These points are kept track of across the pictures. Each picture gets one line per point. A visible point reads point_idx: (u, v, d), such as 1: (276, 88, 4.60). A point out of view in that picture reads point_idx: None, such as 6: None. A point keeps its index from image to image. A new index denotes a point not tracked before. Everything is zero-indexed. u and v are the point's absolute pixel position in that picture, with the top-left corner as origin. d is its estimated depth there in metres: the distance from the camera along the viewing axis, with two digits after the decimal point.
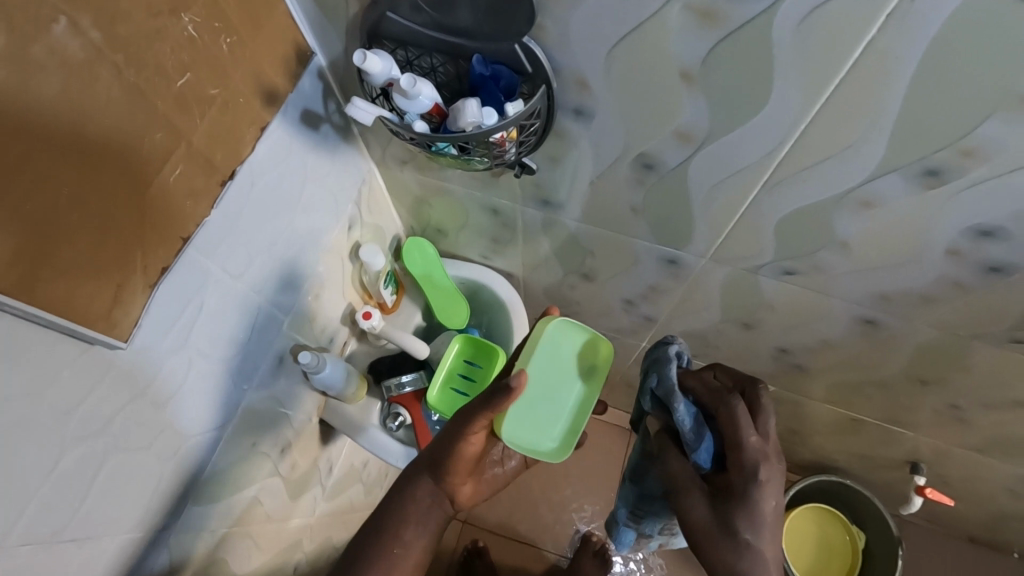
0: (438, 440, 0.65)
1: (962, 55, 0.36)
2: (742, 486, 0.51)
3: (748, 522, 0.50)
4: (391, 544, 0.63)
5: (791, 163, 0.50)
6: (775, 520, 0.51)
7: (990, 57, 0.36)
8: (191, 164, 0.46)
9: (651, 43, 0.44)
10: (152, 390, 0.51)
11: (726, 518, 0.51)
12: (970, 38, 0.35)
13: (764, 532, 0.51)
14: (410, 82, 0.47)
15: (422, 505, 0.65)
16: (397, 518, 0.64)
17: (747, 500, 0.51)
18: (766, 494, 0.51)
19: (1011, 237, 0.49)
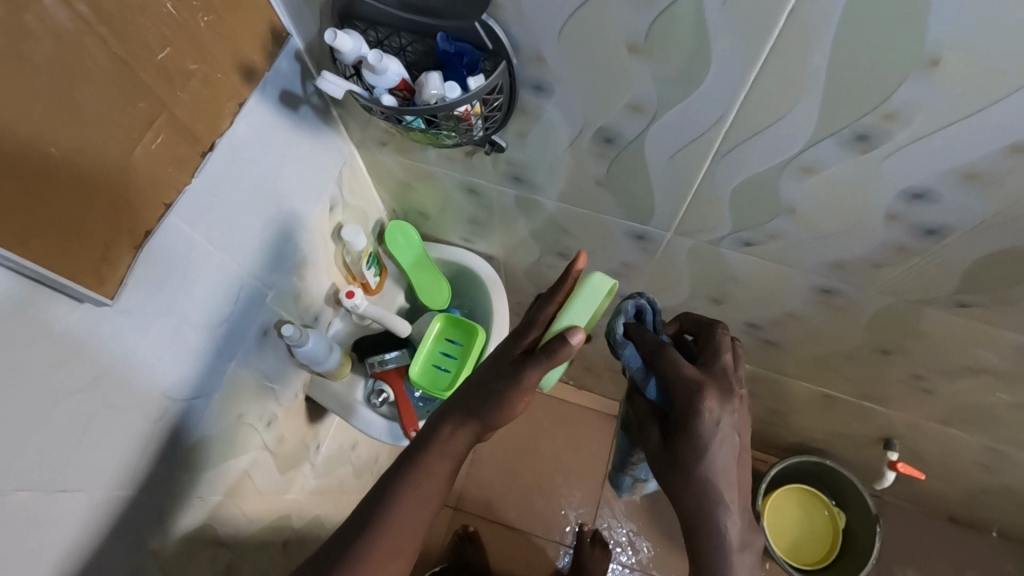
0: (486, 393, 0.58)
1: (875, 23, 0.40)
2: (691, 423, 0.53)
3: (700, 452, 0.53)
4: (414, 482, 0.59)
5: (736, 132, 0.54)
6: (728, 444, 0.54)
7: (899, 25, 0.39)
8: (173, 134, 0.49)
9: (599, 17, 0.47)
10: (139, 351, 0.55)
11: (682, 450, 0.54)
12: (880, 7, 0.38)
13: (715, 458, 0.53)
14: (377, 58, 0.51)
15: (452, 453, 0.60)
16: (422, 463, 0.59)
17: (696, 437, 0.54)
18: (713, 422, 0.53)
19: (941, 199, 0.53)
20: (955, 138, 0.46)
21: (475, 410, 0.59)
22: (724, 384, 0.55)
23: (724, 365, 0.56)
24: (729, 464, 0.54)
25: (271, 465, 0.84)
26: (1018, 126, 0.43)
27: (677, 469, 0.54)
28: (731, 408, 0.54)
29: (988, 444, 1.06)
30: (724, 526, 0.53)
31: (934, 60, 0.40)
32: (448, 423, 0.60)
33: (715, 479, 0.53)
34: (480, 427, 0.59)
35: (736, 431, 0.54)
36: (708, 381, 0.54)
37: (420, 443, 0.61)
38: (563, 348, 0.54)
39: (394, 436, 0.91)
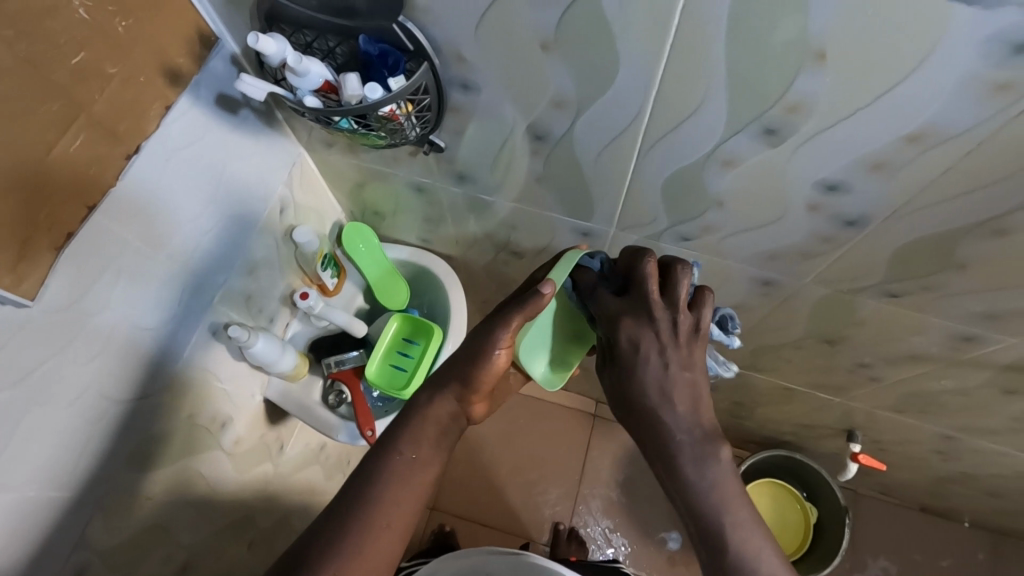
0: (464, 355, 0.65)
1: (751, 19, 0.41)
2: (620, 348, 0.59)
3: (624, 377, 0.58)
4: (401, 448, 0.61)
5: (656, 127, 0.55)
6: (656, 368, 0.57)
7: (772, 21, 0.41)
8: (94, 134, 0.52)
9: (508, 15, 0.48)
10: (73, 350, 0.55)
11: (613, 374, 0.59)
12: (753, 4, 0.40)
13: (639, 375, 0.57)
14: (296, 60, 0.52)
15: (435, 419, 0.64)
16: (407, 431, 0.62)
17: (627, 361, 0.58)
18: (632, 347, 0.58)
19: (854, 189, 0.54)
20: (853, 129, 0.47)
21: (458, 373, 0.65)
22: (648, 310, 0.58)
23: (646, 292, 0.59)
24: (658, 380, 0.57)
25: (230, 468, 0.84)
26: (909, 117, 0.44)
27: (619, 391, 0.59)
28: (651, 332, 0.57)
29: (943, 432, 1.07)
30: (671, 437, 0.56)
31: (817, 52, 0.42)
32: (429, 391, 0.66)
33: (653, 398, 0.57)
34: (461, 390, 0.65)
35: (661, 352, 0.57)
36: (627, 310, 0.59)
37: (406, 412, 0.65)
38: (534, 299, 0.63)
39: (352, 436, 0.92)
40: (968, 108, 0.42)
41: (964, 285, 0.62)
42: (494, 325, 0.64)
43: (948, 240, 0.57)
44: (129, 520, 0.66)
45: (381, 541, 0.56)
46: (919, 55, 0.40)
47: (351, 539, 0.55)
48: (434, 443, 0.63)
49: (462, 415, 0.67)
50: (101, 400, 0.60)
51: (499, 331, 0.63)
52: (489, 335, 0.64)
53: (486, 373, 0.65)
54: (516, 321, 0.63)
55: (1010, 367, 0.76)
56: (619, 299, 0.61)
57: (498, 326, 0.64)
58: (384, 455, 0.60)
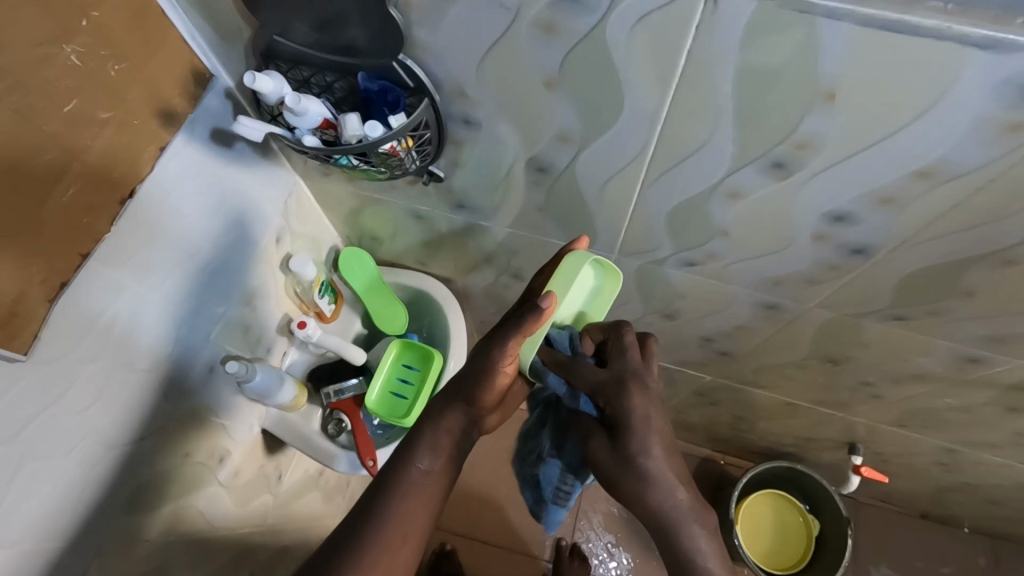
0: (467, 374, 0.62)
1: (758, 64, 0.41)
2: (629, 416, 0.56)
3: (638, 450, 0.55)
4: (418, 461, 0.59)
5: (661, 161, 0.54)
6: (663, 433, 0.56)
7: (774, 67, 0.41)
8: (87, 183, 0.50)
9: (511, 54, 0.48)
10: (67, 400, 0.54)
11: (625, 452, 0.55)
12: (757, 48, 0.40)
13: (652, 442, 0.55)
14: (295, 100, 0.51)
15: (447, 432, 0.61)
16: (421, 444, 0.60)
17: (638, 432, 0.55)
18: (641, 412, 0.56)
19: (861, 221, 0.54)
20: (863, 165, 0.47)
21: (462, 392, 0.62)
22: (642, 378, 0.58)
23: (636, 358, 0.59)
24: (664, 448, 0.56)
25: (229, 503, 0.82)
26: (919, 154, 0.44)
27: (626, 462, 0.55)
28: (653, 398, 0.57)
29: (945, 446, 1.07)
30: (677, 509, 0.54)
31: (828, 93, 0.41)
32: (440, 402, 0.63)
33: (662, 469, 0.54)
34: (469, 408, 0.62)
35: (664, 418, 0.57)
36: (626, 379, 0.57)
37: (415, 429, 0.62)
38: (534, 312, 0.58)
39: (352, 466, 0.91)
40: (980, 147, 0.42)
41: (970, 310, 0.62)
42: (494, 345, 0.59)
43: (955, 268, 0.56)
44: (126, 567, 0.64)
45: (396, 558, 0.55)
46: (931, 99, 0.39)
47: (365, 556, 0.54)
48: (449, 456, 0.61)
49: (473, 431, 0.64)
50: (97, 448, 0.58)
51: (499, 353, 0.59)
52: (490, 355, 0.60)
53: (491, 389, 0.61)
54: (515, 341, 0.59)
55: (1014, 386, 0.76)
56: (602, 369, 0.59)
57: (500, 344, 0.59)
58: (398, 468, 0.59)
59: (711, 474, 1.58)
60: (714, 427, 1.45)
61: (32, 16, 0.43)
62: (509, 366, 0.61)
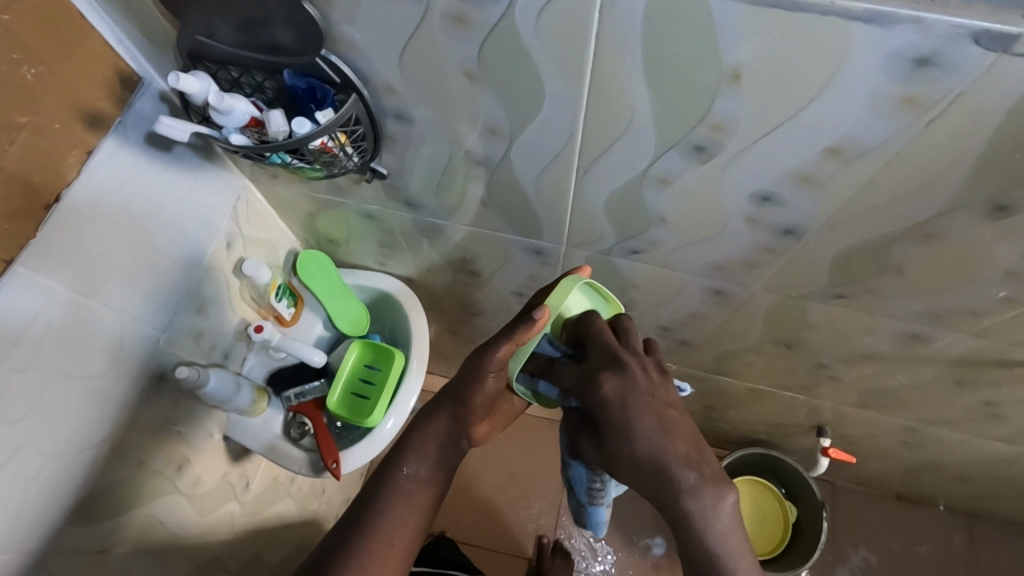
0: (458, 380, 0.66)
1: (660, 49, 0.42)
2: (607, 404, 0.55)
3: (623, 441, 0.54)
4: (408, 465, 0.65)
5: (590, 149, 0.55)
6: (650, 413, 0.54)
7: (674, 49, 0.42)
8: (6, 189, 0.50)
9: (428, 47, 0.48)
10: (0, 411, 0.54)
11: (609, 439, 0.55)
12: (657, 32, 0.41)
13: (634, 425, 0.54)
14: (219, 98, 0.51)
15: (434, 437, 0.66)
16: (408, 448, 0.66)
17: (621, 419, 0.54)
18: (614, 399, 0.55)
19: (787, 202, 0.55)
20: (779, 145, 0.48)
21: (451, 395, 0.67)
22: (617, 360, 0.57)
23: (609, 343, 0.58)
24: (655, 427, 0.54)
25: (191, 512, 0.82)
26: (826, 132, 0.45)
27: (613, 452, 0.55)
28: (631, 380, 0.55)
29: (906, 425, 1.09)
30: (680, 486, 0.52)
31: (731, 74, 0.42)
32: (429, 406, 0.68)
33: (658, 450, 0.52)
34: (456, 409, 0.66)
35: (650, 395, 0.55)
36: (602, 367, 0.57)
37: (407, 435, 0.67)
38: (525, 323, 0.60)
39: (316, 468, 0.90)
40: (882, 121, 0.43)
41: (903, 285, 0.63)
42: (484, 348, 0.63)
43: (883, 245, 0.57)
44: None
45: (387, 560, 0.60)
46: (827, 75, 0.40)
47: (355, 554, 0.59)
48: (436, 463, 0.66)
49: (461, 439, 0.68)
50: (37, 457, 0.58)
51: (488, 358, 0.62)
52: (478, 361, 0.63)
53: (479, 396, 0.65)
54: (505, 348, 0.61)
55: (958, 360, 0.77)
56: (578, 365, 0.59)
57: (485, 351, 0.63)
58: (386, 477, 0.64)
59: None
60: None
61: None
62: (497, 373, 0.63)
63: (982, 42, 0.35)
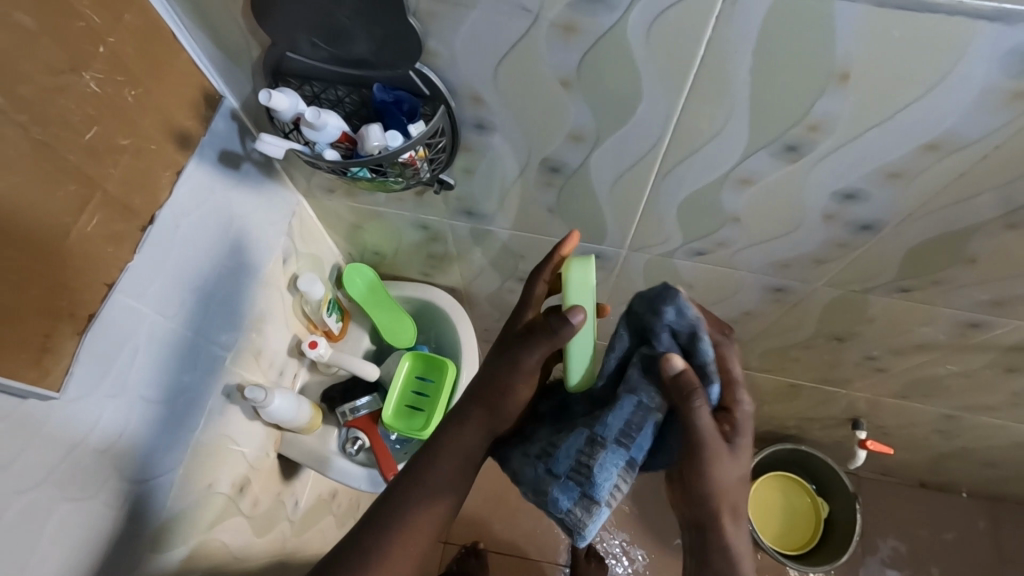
0: (481, 380, 0.58)
1: (773, 52, 0.43)
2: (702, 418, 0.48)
3: (725, 445, 0.50)
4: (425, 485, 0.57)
5: (675, 151, 0.55)
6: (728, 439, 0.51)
7: (789, 51, 0.42)
8: (107, 213, 0.50)
9: (529, 56, 0.48)
10: (96, 438, 0.53)
11: (719, 438, 0.50)
12: (775, 35, 0.42)
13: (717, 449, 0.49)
14: (315, 115, 0.51)
15: (457, 453, 0.58)
16: (429, 464, 0.58)
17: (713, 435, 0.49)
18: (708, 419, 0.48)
19: (870, 197, 0.56)
20: (875, 142, 0.49)
21: (481, 400, 0.58)
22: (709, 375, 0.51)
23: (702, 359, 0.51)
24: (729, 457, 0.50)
25: (251, 533, 0.80)
26: (928, 128, 0.46)
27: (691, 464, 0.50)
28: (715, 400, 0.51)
29: (944, 413, 1.10)
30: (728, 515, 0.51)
31: (841, 74, 0.43)
32: (454, 416, 0.60)
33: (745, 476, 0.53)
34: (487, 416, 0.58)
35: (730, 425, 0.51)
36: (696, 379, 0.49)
37: (429, 448, 0.59)
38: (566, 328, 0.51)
39: (374, 484, 0.88)
40: (986, 116, 0.44)
41: (972, 276, 0.65)
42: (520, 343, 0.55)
43: (960, 236, 0.59)
44: None
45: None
46: (942, 73, 0.41)
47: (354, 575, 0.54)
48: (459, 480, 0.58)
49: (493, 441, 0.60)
50: (125, 485, 0.57)
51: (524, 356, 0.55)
52: (515, 361, 0.56)
53: (514, 400, 0.57)
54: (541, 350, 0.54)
55: (1012, 347, 0.79)
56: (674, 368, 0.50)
57: (524, 354, 0.55)
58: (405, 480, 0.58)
59: None
60: None
61: (51, 45, 0.42)
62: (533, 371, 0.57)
63: None
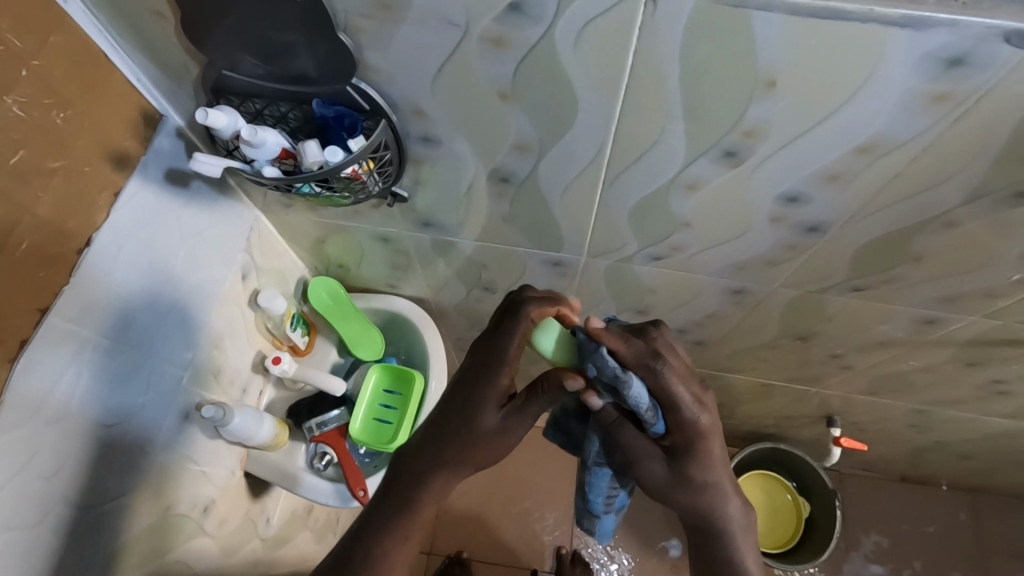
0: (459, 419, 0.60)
1: (697, 60, 0.43)
2: (691, 434, 0.54)
3: (708, 443, 0.55)
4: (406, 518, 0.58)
5: (618, 159, 0.56)
6: (716, 437, 0.55)
7: (711, 59, 0.43)
8: (38, 236, 0.50)
9: (462, 69, 0.49)
10: (37, 463, 0.52)
11: (657, 451, 0.55)
12: (698, 45, 0.42)
13: (704, 452, 0.54)
14: (250, 132, 0.52)
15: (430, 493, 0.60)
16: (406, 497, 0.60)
17: (698, 450, 0.54)
18: (687, 430, 0.54)
19: (813, 200, 0.56)
20: (810, 145, 0.49)
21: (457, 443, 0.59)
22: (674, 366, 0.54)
23: (667, 354, 0.54)
24: (718, 451, 0.56)
25: (218, 554, 0.79)
26: (859, 131, 0.47)
27: (661, 480, 0.55)
28: (699, 406, 0.54)
29: (915, 408, 1.11)
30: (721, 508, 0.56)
31: (766, 81, 0.44)
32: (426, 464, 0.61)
33: (715, 481, 0.55)
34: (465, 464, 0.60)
35: (708, 429, 0.55)
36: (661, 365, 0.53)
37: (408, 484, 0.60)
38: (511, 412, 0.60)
39: (342, 499, 0.87)
40: (912, 118, 0.45)
41: (923, 274, 0.65)
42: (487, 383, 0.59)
43: (905, 233, 0.59)
44: None
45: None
46: (863, 77, 0.42)
47: None
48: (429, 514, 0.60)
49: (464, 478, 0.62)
50: (71, 511, 0.56)
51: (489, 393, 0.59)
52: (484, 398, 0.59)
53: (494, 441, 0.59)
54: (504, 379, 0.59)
55: (971, 341, 0.80)
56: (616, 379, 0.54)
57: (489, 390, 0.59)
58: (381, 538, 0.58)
59: None
60: None
61: None
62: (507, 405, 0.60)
63: (1012, 41, 0.38)
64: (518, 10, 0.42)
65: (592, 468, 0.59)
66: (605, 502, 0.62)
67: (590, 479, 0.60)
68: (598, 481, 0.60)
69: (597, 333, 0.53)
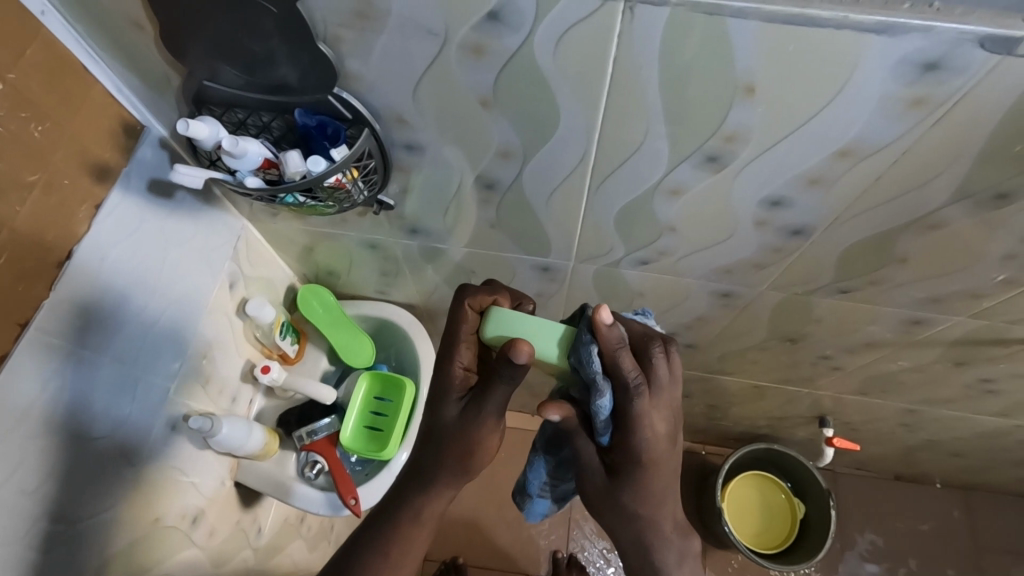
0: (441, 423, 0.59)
1: (675, 67, 0.43)
2: (636, 464, 0.55)
3: (651, 476, 0.56)
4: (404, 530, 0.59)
5: (601, 165, 0.56)
6: (662, 473, 0.56)
7: (689, 66, 0.43)
8: (17, 250, 0.50)
9: (442, 77, 0.49)
10: (19, 479, 0.52)
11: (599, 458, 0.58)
12: (675, 52, 0.42)
13: (644, 485, 0.56)
14: (232, 143, 0.52)
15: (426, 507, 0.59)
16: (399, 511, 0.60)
17: (639, 480, 0.56)
18: (631, 460, 0.55)
19: (796, 203, 0.57)
20: (791, 149, 0.49)
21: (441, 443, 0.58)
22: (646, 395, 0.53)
23: (651, 377, 0.53)
24: (663, 487, 0.57)
25: (208, 565, 0.79)
26: (839, 135, 0.47)
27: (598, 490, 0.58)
28: (651, 441, 0.54)
29: (906, 407, 1.11)
30: (653, 536, 0.58)
31: (745, 87, 0.44)
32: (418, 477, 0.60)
33: (645, 512, 0.57)
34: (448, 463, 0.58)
35: (656, 466, 0.56)
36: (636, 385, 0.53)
37: (402, 499, 0.60)
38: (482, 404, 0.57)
39: (334, 507, 0.86)
40: (890, 122, 0.45)
41: (908, 275, 0.66)
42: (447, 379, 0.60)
43: (888, 235, 0.59)
44: None
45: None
46: (840, 82, 0.42)
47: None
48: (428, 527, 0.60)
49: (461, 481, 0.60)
50: (55, 525, 0.55)
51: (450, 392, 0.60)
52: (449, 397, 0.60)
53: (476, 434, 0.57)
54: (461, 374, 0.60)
55: (959, 340, 0.80)
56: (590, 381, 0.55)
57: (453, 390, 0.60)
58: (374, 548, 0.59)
59: (694, 467, 1.57)
60: (693, 423, 1.46)
61: None
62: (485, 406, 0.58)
63: (988, 46, 0.38)
64: (497, 19, 0.42)
65: (536, 452, 0.65)
66: (541, 487, 0.68)
67: (532, 460, 0.66)
68: (538, 465, 0.66)
69: (601, 330, 0.52)
